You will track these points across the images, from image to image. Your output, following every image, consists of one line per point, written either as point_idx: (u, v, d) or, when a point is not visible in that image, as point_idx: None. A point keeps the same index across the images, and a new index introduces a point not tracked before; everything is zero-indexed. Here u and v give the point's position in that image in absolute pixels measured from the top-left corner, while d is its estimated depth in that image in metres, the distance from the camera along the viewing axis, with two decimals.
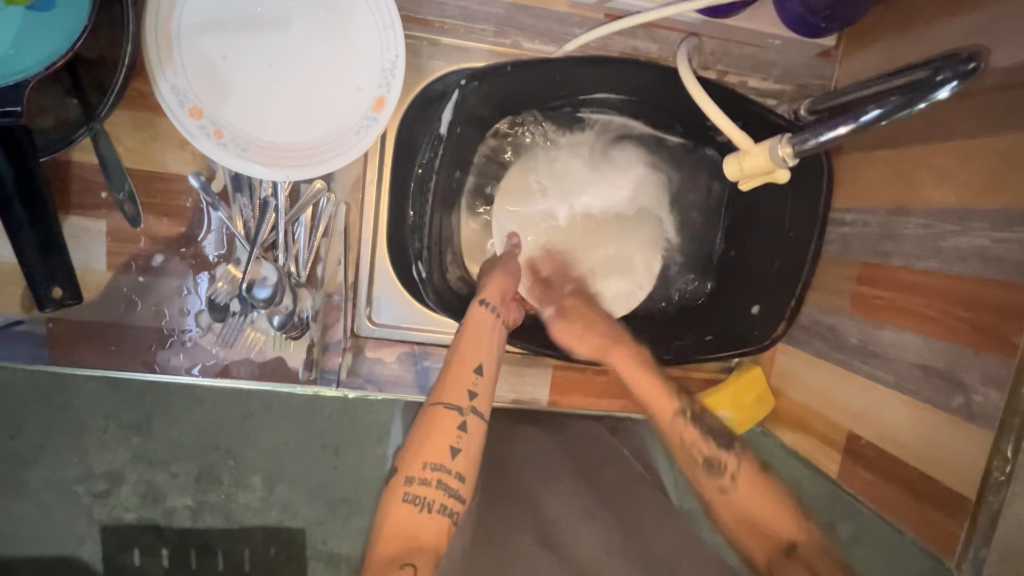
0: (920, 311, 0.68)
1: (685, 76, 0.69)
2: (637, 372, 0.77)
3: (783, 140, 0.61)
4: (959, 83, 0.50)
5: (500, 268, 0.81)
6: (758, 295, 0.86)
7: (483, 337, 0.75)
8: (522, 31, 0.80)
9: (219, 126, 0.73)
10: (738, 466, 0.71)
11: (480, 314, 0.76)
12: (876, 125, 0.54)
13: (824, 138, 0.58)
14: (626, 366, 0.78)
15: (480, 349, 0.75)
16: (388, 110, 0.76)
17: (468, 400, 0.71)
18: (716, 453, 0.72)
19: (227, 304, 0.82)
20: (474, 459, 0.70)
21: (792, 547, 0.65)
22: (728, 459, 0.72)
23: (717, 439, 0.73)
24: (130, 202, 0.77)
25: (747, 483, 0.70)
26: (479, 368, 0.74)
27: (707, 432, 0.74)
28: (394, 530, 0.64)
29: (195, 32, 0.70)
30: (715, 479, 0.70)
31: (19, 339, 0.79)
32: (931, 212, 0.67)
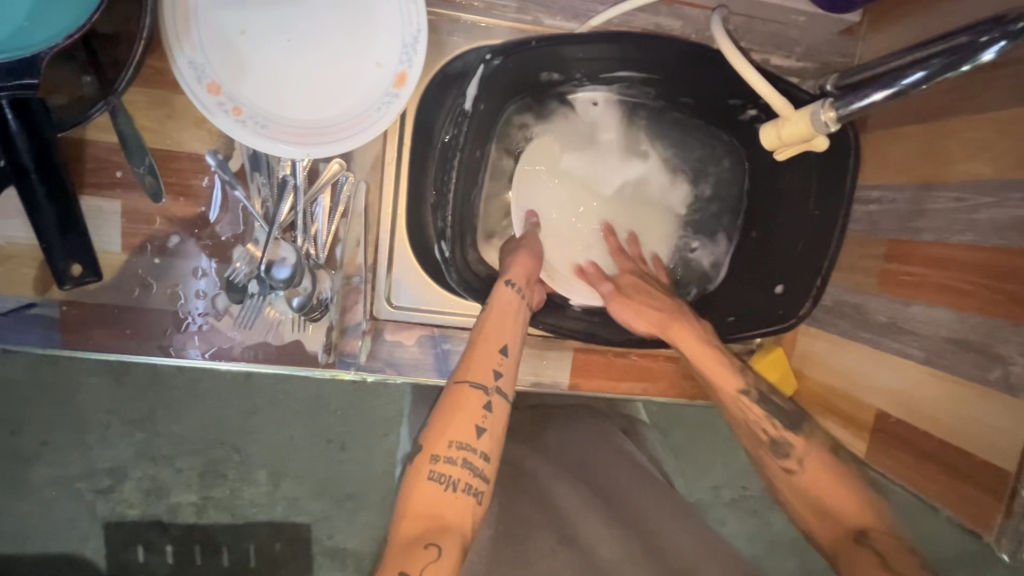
0: (951, 287, 0.67)
1: (722, 41, 0.69)
2: (709, 355, 0.75)
3: (825, 105, 0.61)
4: (1006, 44, 0.50)
5: (524, 248, 0.81)
6: (783, 274, 0.85)
7: (507, 317, 0.74)
8: (544, 8, 0.79)
9: (238, 103, 0.72)
10: (807, 451, 0.72)
11: (506, 294, 0.75)
12: (917, 88, 0.54)
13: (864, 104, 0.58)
14: (689, 344, 0.76)
15: (505, 329, 0.73)
16: (410, 86, 0.74)
17: (494, 379, 0.70)
18: (782, 435, 0.73)
19: (245, 286, 0.79)
20: (498, 439, 0.69)
21: (861, 533, 0.65)
22: (796, 442, 0.73)
23: (782, 420, 0.74)
24: (150, 174, 0.75)
25: (816, 469, 0.71)
26: (507, 348, 0.72)
27: (771, 411, 0.74)
28: (417, 509, 0.63)
29: (213, 9, 0.70)
30: (782, 461, 0.72)
31: (31, 323, 0.77)
32: (962, 185, 0.66)
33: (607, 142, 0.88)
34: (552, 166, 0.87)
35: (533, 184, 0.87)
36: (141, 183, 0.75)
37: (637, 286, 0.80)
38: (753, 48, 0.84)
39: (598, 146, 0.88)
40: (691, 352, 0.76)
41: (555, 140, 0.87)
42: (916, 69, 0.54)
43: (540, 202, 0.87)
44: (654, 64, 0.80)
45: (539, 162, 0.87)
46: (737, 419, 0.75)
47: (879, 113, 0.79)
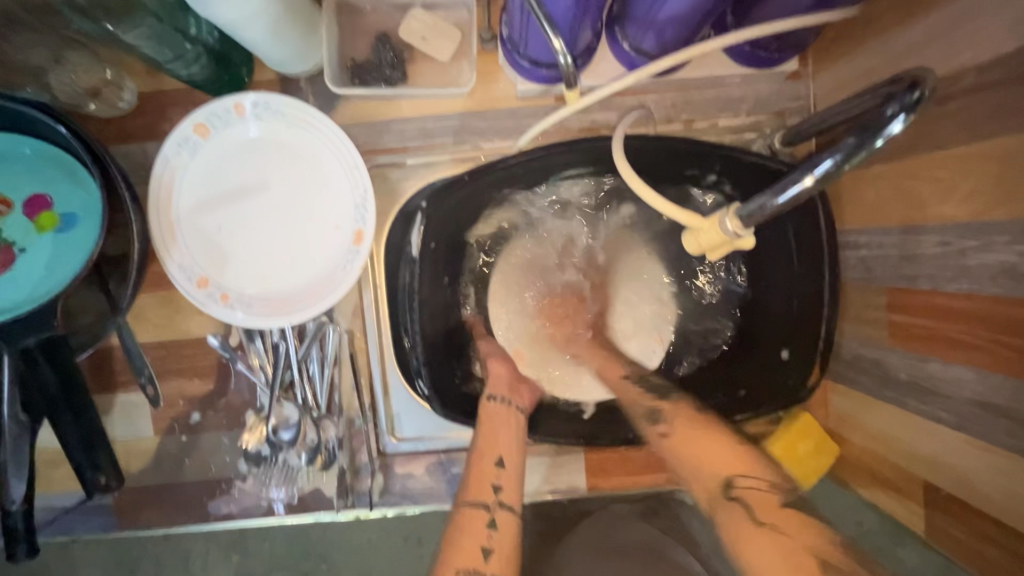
0: (963, 343, 0.59)
1: (618, 158, 0.64)
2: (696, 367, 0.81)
3: (730, 212, 0.51)
4: (909, 115, 0.45)
5: (500, 357, 0.81)
6: (786, 338, 0.79)
7: (499, 428, 0.74)
8: (478, 134, 0.83)
9: (224, 290, 0.80)
10: (682, 424, 0.68)
11: (493, 406, 0.76)
12: (839, 172, 0.47)
13: (780, 198, 0.48)
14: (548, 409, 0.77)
15: (497, 440, 0.73)
16: (367, 241, 0.80)
17: (494, 494, 0.69)
18: (654, 403, 0.71)
19: (259, 451, 0.86)
20: (510, 562, 0.66)
21: (763, 516, 0.58)
22: (667, 407, 0.71)
23: (648, 390, 0.74)
24: (151, 383, 0.85)
25: (682, 428, 0.68)
26: (502, 459, 0.72)
27: (697, 386, 0.74)
28: None
29: (193, 216, 0.80)
30: (654, 428, 0.69)
31: (92, 512, 0.87)
32: (945, 229, 0.60)
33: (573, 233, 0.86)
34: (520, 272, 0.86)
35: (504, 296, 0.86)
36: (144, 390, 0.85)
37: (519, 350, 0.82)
38: (697, 117, 0.82)
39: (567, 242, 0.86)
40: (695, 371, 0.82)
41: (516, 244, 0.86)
42: (820, 159, 0.47)
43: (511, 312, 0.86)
44: (598, 160, 0.78)
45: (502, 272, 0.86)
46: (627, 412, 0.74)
47: None
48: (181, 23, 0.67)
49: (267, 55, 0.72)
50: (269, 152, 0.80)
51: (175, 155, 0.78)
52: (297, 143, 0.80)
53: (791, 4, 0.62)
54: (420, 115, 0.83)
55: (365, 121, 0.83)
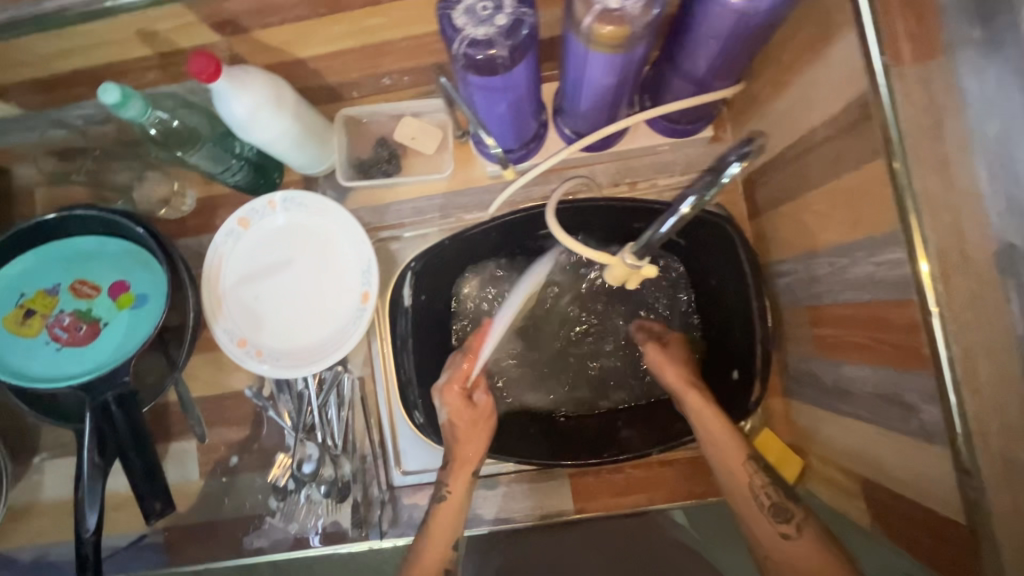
0: (858, 344, 0.69)
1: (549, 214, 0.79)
2: (720, 426, 0.81)
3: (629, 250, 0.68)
4: (742, 161, 0.59)
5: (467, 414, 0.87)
6: (735, 360, 0.89)
7: (457, 507, 0.84)
8: (460, 208, 1.02)
9: (259, 347, 0.98)
10: (806, 521, 0.74)
11: (461, 480, 0.85)
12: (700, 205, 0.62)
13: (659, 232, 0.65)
14: (699, 407, 0.83)
15: (452, 522, 0.83)
16: (372, 299, 0.97)
17: (439, 575, 0.81)
18: (785, 502, 0.75)
19: (285, 486, 0.99)
20: None
21: None
22: (796, 510, 0.75)
23: (785, 491, 0.77)
24: (199, 424, 1.01)
25: (812, 538, 0.72)
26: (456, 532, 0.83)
27: (775, 484, 0.77)
28: None
29: (237, 289, 1.00)
30: (782, 525, 0.74)
31: (146, 549, 1.01)
32: (830, 251, 0.72)
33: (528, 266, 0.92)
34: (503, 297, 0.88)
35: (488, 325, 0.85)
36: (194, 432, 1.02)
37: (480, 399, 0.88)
38: (639, 180, 0.99)
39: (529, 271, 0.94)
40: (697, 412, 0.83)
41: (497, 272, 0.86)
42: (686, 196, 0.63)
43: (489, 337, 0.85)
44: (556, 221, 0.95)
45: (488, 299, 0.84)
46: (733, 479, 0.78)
47: (764, 200, 0.89)
48: (229, 145, 0.90)
49: (293, 161, 0.94)
50: (295, 235, 1.01)
51: (223, 244, 0.99)
52: (316, 227, 1.00)
53: (682, 89, 0.80)
54: (413, 196, 1.03)
55: (370, 205, 1.04)
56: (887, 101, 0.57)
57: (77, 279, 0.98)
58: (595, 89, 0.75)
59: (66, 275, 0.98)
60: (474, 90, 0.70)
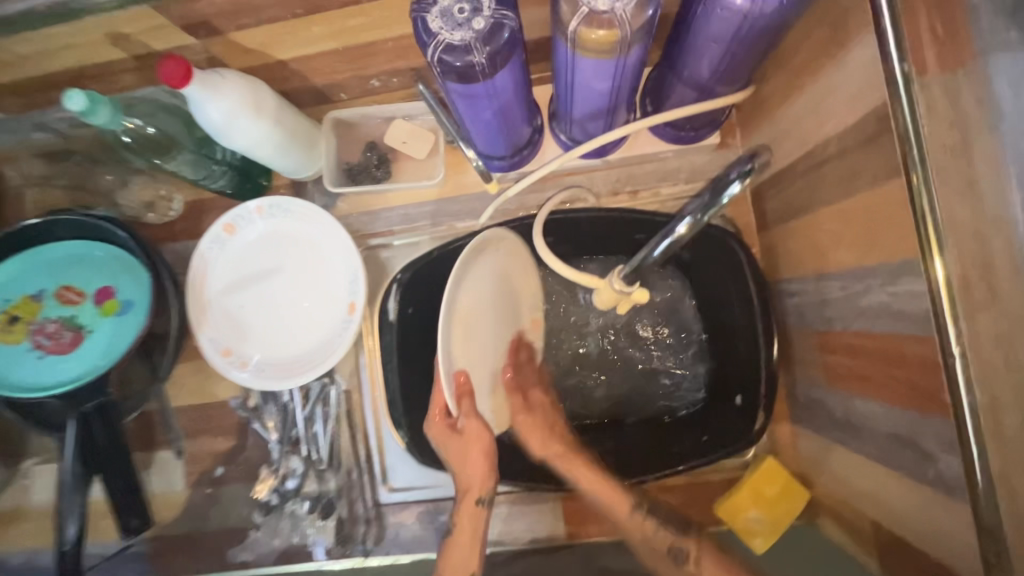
0: (871, 378, 0.63)
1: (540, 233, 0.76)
2: (600, 479, 0.79)
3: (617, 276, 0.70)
4: (744, 179, 0.55)
5: (476, 445, 0.77)
6: (738, 383, 0.84)
7: (470, 541, 0.80)
8: (452, 216, 0.98)
9: (244, 358, 0.95)
10: (701, 555, 0.75)
11: (472, 515, 0.80)
12: (700, 224, 0.58)
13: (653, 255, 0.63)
14: (591, 481, 0.80)
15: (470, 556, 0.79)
16: (359, 311, 0.93)
17: None
18: (680, 544, 0.76)
19: (269, 500, 0.96)
20: None
21: None
22: (691, 547, 0.76)
23: (676, 529, 0.77)
24: (179, 438, 1.00)
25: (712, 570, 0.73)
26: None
27: (664, 522, 0.78)
28: None
29: (223, 297, 0.97)
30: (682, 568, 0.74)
31: (131, 559, 1.00)
32: (842, 274, 0.66)
33: (520, 273, 0.83)
34: (499, 306, 0.78)
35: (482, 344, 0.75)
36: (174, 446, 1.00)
37: (476, 430, 0.75)
38: (640, 188, 0.94)
39: (523, 280, 0.84)
40: (592, 480, 0.80)
41: (486, 273, 0.76)
42: (683, 216, 0.59)
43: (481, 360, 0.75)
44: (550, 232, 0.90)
45: (478, 314, 0.73)
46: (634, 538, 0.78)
47: (773, 213, 0.83)
48: (210, 151, 0.87)
49: (279, 167, 0.91)
50: (281, 243, 0.98)
51: (208, 251, 0.97)
52: (303, 234, 0.97)
53: (685, 96, 0.74)
54: (404, 203, 0.99)
55: (360, 211, 1.00)
56: (907, 113, 0.50)
57: (62, 285, 0.96)
58: (587, 95, 0.69)
59: (52, 281, 0.96)
60: (456, 98, 0.66)
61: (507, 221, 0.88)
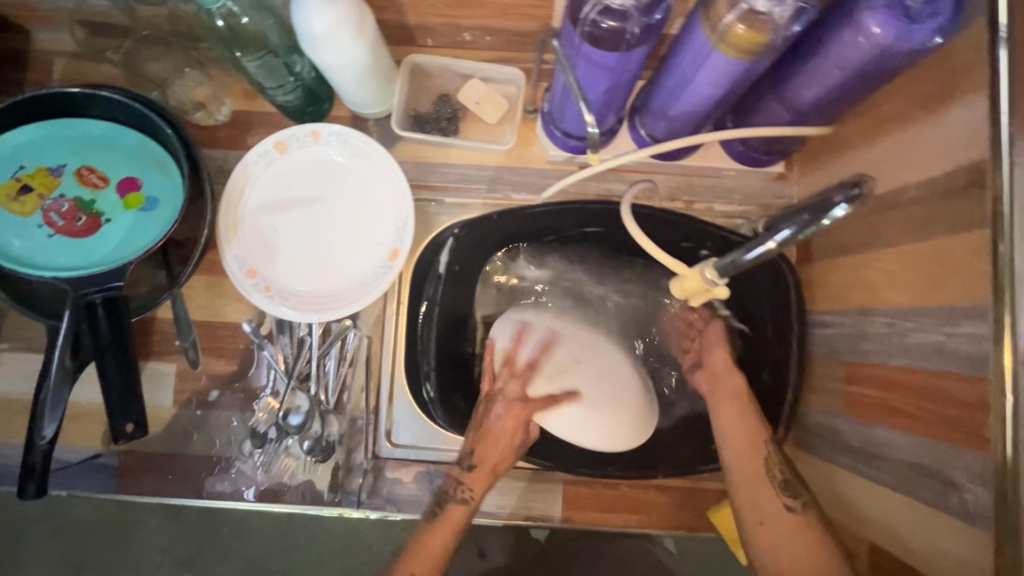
0: (902, 410, 0.68)
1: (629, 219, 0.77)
2: (745, 454, 0.80)
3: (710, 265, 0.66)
4: (849, 203, 0.55)
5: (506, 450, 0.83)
6: (755, 400, 0.90)
7: (449, 527, 0.82)
8: (511, 186, 0.97)
9: (268, 282, 0.91)
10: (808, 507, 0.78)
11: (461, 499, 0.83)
12: (794, 240, 0.59)
13: (750, 257, 0.63)
14: (730, 395, 0.84)
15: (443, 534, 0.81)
16: (401, 259, 0.91)
17: None
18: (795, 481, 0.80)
19: (265, 432, 0.92)
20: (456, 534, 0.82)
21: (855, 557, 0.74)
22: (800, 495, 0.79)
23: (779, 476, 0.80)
24: (193, 347, 0.94)
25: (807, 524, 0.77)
26: (471, 500, 0.83)
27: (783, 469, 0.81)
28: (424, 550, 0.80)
29: (256, 215, 0.93)
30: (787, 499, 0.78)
31: (96, 470, 0.93)
32: (891, 311, 0.71)
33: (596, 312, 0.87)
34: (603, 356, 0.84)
35: (570, 364, 0.82)
36: (185, 354, 0.94)
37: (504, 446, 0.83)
38: (697, 199, 0.97)
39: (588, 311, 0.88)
40: (733, 439, 0.81)
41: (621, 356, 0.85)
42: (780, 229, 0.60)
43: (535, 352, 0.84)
44: (607, 220, 0.92)
45: (598, 360, 0.83)
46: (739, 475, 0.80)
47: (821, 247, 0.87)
48: (290, 60, 0.84)
49: (349, 95, 0.88)
50: (332, 174, 0.94)
51: (253, 165, 0.92)
52: (355, 171, 0.94)
53: (775, 117, 0.77)
54: (463, 163, 0.98)
55: (416, 160, 0.98)
56: (1009, 172, 0.54)
57: (85, 165, 0.89)
58: (694, 92, 0.71)
59: (74, 158, 0.89)
60: (579, 59, 0.66)
61: (574, 203, 0.90)
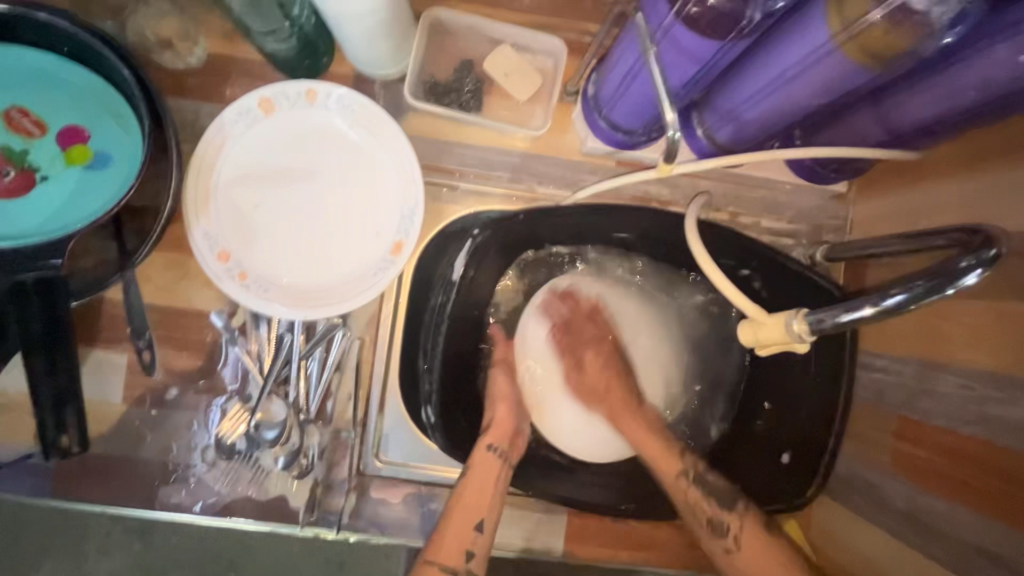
0: (968, 484, 0.62)
1: (697, 245, 0.66)
2: (648, 437, 0.78)
3: (799, 315, 0.56)
4: (985, 270, 0.47)
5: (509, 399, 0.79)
6: (788, 442, 0.80)
7: (485, 491, 0.74)
8: (536, 177, 0.84)
9: (244, 268, 0.77)
10: (742, 527, 0.73)
11: (487, 461, 0.75)
12: (905, 309, 0.49)
13: (846, 318, 0.51)
14: (640, 434, 0.79)
15: (480, 504, 0.73)
16: (405, 254, 0.78)
17: (463, 561, 0.72)
18: (720, 514, 0.74)
19: (234, 445, 0.80)
20: (489, 503, 0.73)
21: None
22: (732, 520, 0.74)
23: (719, 500, 0.75)
24: (148, 348, 0.80)
25: (751, 546, 0.72)
26: (499, 451, 0.76)
27: (709, 493, 0.75)
28: (452, 528, 0.72)
29: (231, 187, 0.77)
30: (723, 540, 0.73)
31: (28, 472, 0.79)
32: (967, 373, 0.63)
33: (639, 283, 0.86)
34: (661, 330, 0.86)
35: (628, 327, 0.85)
36: (139, 356, 0.80)
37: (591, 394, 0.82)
38: (743, 212, 0.86)
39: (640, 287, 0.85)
40: (638, 440, 0.79)
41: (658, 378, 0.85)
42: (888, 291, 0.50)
43: (576, 334, 0.83)
44: (647, 231, 0.80)
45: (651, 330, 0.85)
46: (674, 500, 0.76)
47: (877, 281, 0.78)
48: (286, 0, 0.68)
49: (355, 52, 0.73)
50: (328, 144, 0.79)
51: (231, 124, 0.76)
52: (355, 143, 0.79)
53: (864, 134, 0.66)
54: (484, 145, 0.84)
55: (429, 137, 0.83)
56: None
57: (16, 106, 0.72)
58: (790, 96, 0.59)
59: (4, 95, 0.72)
60: (663, 38, 0.53)
61: (618, 208, 0.77)
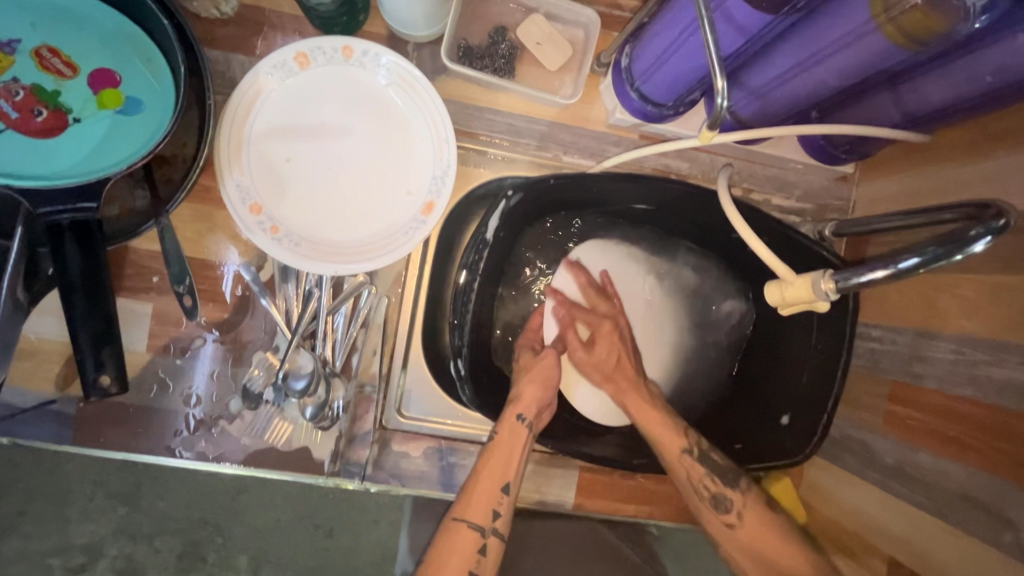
0: (956, 440, 0.68)
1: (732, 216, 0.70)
2: (651, 416, 0.81)
3: (826, 275, 0.60)
4: (993, 238, 0.51)
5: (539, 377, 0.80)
6: (786, 405, 0.87)
7: (512, 456, 0.76)
8: (562, 146, 0.87)
9: (275, 222, 0.77)
10: (744, 504, 0.77)
11: (513, 429, 0.77)
12: (914, 273, 0.53)
13: (864, 279, 0.57)
14: (638, 405, 0.81)
15: (505, 470, 0.75)
16: (436, 214, 0.80)
17: (491, 521, 0.73)
18: (722, 491, 0.77)
19: (260, 393, 0.81)
20: (513, 468, 0.76)
21: None
22: (735, 498, 0.77)
23: (722, 476, 0.77)
24: (189, 293, 0.80)
25: (753, 524, 0.75)
26: (528, 421, 0.78)
27: (711, 469, 0.77)
28: (480, 491, 0.74)
29: (263, 140, 0.77)
30: (724, 516, 0.76)
31: (47, 418, 0.78)
32: (960, 340, 0.69)
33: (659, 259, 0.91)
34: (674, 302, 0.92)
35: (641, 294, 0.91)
36: (179, 301, 0.80)
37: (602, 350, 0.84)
38: (754, 188, 0.90)
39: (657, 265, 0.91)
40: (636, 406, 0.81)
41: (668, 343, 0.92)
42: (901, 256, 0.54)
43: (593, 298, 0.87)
44: (664, 203, 0.85)
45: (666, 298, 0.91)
46: (681, 478, 0.78)
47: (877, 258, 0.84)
48: None
49: (398, 10, 0.74)
50: (362, 101, 0.80)
51: (266, 76, 0.76)
52: (389, 102, 0.80)
53: (882, 114, 0.70)
54: (513, 112, 0.86)
55: (459, 101, 0.85)
56: None
57: (46, 45, 0.70)
58: (821, 76, 0.64)
59: (32, 33, 0.70)
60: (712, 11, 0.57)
61: (639, 179, 0.81)
